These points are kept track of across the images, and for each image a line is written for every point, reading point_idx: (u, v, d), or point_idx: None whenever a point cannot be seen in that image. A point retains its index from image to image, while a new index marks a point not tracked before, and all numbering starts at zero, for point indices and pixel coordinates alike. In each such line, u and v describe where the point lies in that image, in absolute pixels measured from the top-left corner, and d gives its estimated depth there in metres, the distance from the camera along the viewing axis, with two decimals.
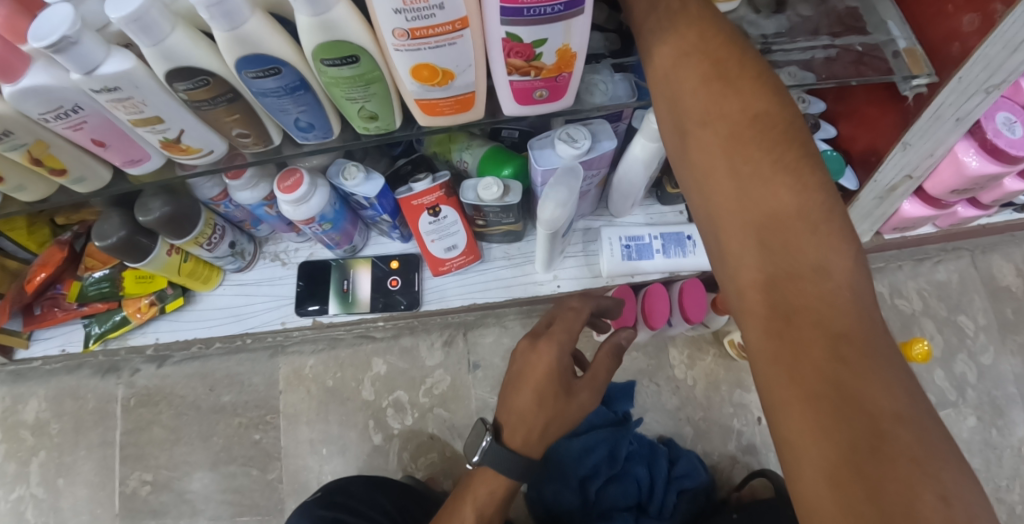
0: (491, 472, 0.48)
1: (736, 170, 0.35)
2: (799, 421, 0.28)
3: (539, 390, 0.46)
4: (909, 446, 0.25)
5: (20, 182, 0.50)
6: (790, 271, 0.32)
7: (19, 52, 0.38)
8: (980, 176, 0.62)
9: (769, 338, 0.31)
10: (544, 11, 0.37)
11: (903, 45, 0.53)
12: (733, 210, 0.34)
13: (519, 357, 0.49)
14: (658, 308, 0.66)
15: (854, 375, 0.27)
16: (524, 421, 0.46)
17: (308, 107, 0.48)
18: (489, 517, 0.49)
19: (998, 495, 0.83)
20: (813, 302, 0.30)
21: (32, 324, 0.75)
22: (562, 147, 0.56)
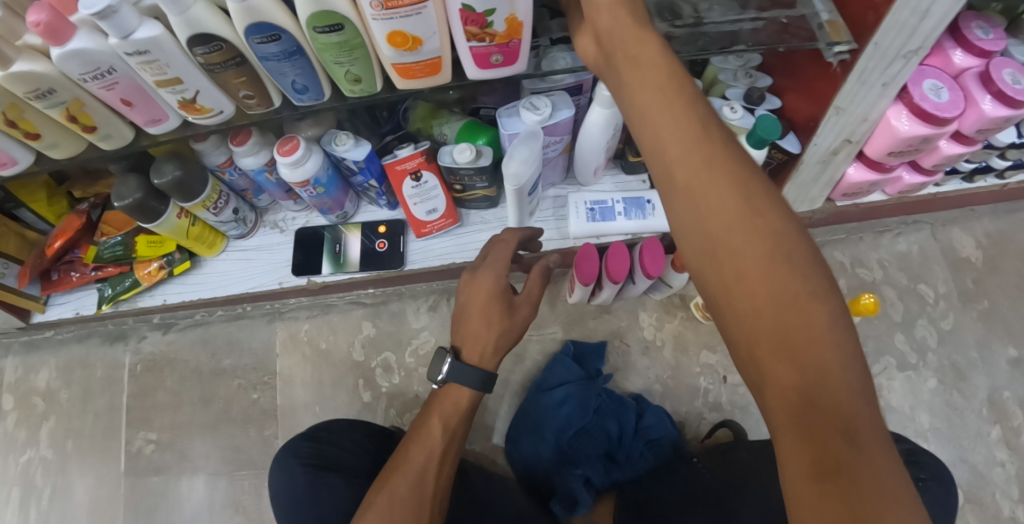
0: (455, 386, 0.54)
1: (736, 247, 0.29)
2: None
3: (484, 313, 0.54)
4: None
5: (55, 140, 0.58)
6: (802, 357, 0.26)
7: (68, 21, 0.46)
8: (912, 138, 0.68)
9: (792, 445, 0.26)
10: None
11: (826, 17, 0.59)
12: (744, 295, 0.28)
13: (463, 290, 0.56)
14: (617, 263, 0.72)
15: (869, 488, 0.23)
16: (477, 337, 0.53)
17: (303, 71, 0.56)
18: (455, 428, 0.54)
19: (960, 454, 0.88)
20: (825, 396, 0.25)
21: (50, 288, 0.82)
22: (526, 114, 0.64)
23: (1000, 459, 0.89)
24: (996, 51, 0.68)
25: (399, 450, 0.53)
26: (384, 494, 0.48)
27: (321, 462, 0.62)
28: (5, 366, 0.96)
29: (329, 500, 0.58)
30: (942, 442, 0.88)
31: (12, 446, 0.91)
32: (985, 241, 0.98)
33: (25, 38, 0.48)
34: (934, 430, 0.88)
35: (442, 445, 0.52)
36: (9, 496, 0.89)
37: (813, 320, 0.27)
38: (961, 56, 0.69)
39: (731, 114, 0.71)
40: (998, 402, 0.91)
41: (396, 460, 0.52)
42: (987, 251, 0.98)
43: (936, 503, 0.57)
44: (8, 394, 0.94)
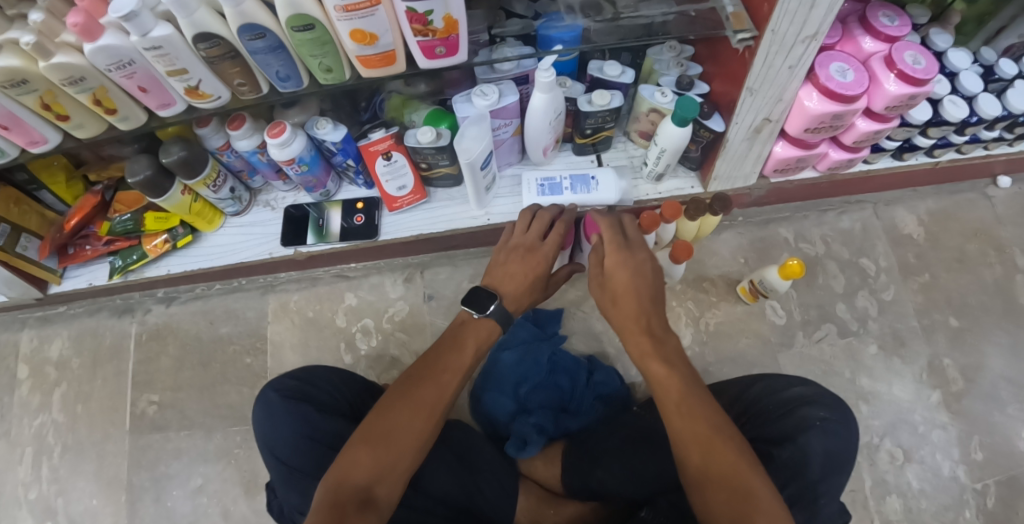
0: (491, 323, 0.67)
1: (676, 392, 0.51)
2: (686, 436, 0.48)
3: (536, 275, 0.71)
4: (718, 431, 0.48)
5: (80, 121, 0.72)
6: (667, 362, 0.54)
7: (98, 23, 0.59)
8: (823, 114, 0.76)
9: (675, 412, 0.50)
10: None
11: (732, 10, 0.68)
12: (679, 419, 0.49)
13: (524, 252, 0.73)
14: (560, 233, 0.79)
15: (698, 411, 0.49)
16: (523, 293, 0.71)
17: (286, 62, 0.67)
18: (482, 353, 0.65)
19: (900, 416, 0.94)
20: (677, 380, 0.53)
21: (67, 261, 0.94)
22: (476, 100, 0.73)
23: (941, 422, 0.94)
24: (898, 36, 0.76)
25: (429, 361, 0.60)
26: (420, 393, 0.56)
27: (297, 394, 0.71)
28: (20, 338, 1.06)
29: (296, 427, 0.68)
30: (883, 404, 0.94)
31: (26, 409, 1.00)
32: (927, 219, 1.06)
33: (63, 37, 0.60)
34: (874, 392, 0.94)
35: (473, 360, 0.63)
36: (23, 455, 0.98)
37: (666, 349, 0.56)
38: (869, 42, 0.78)
39: (662, 98, 0.80)
40: (938, 367, 0.96)
41: (434, 367, 0.60)
42: (928, 228, 1.05)
43: (833, 438, 0.62)
44: (23, 363, 1.04)
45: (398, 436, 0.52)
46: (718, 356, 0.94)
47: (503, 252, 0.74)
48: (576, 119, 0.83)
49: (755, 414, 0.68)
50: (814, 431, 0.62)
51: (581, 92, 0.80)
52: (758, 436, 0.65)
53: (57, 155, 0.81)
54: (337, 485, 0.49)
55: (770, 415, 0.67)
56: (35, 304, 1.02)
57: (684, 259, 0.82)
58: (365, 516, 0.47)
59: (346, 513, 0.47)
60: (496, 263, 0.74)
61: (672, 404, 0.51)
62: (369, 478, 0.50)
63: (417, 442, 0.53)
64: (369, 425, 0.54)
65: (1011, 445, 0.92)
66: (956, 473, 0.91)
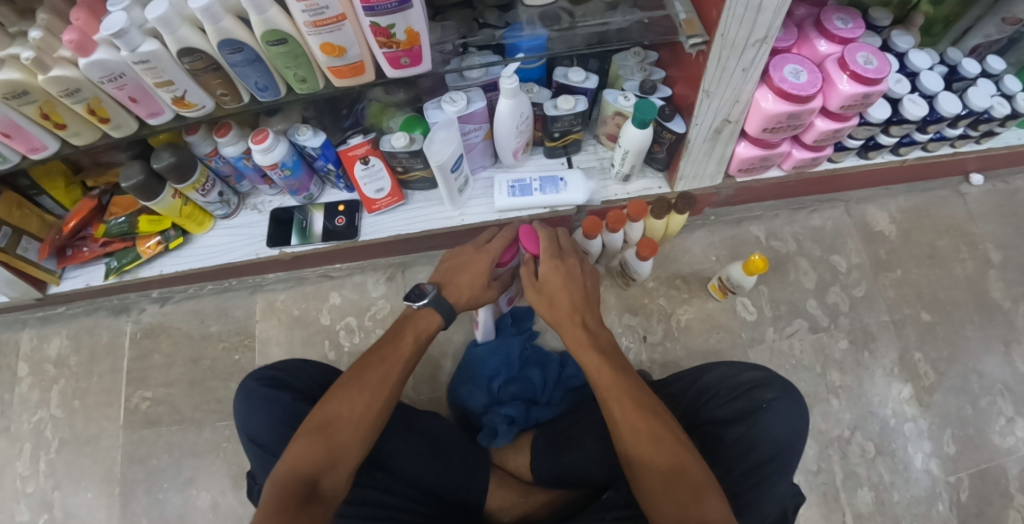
0: (429, 311, 0.71)
1: (625, 397, 0.60)
2: (640, 428, 0.57)
3: (475, 273, 0.74)
4: (665, 421, 0.59)
5: (77, 129, 0.77)
6: (619, 369, 0.64)
7: (91, 39, 0.65)
8: (778, 114, 0.80)
9: (629, 405, 0.60)
10: (386, 7, 0.59)
11: (684, 17, 0.71)
12: (625, 409, 0.59)
13: (466, 253, 0.76)
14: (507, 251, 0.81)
15: (647, 406, 0.60)
16: (461, 287, 0.74)
17: (264, 74, 0.71)
18: (421, 341, 0.69)
19: (870, 409, 0.95)
20: (625, 379, 0.63)
21: (65, 262, 0.99)
22: (445, 106, 0.78)
23: (913, 415, 0.95)
24: (851, 38, 0.79)
25: (369, 355, 0.65)
26: (362, 378, 0.62)
27: (275, 383, 0.75)
28: (22, 337, 1.11)
29: (273, 413, 0.72)
30: (853, 398, 0.96)
31: (26, 406, 1.05)
32: (899, 216, 1.08)
33: (60, 52, 0.66)
34: (843, 386, 0.96)
35: (411, 349, 0.67)
36: (22, 450, 1.02)
37: (611, 356, 0.66)
38: (823, 45, 0.81)
39: (624, 102, 0.84)
40: (909, 362, 0.98)
41: (375, 358, 0.65)
42: (900, 225, 1.07)
43: (781, 419, 0.66)
44: (23, 361, 1.09)
45: (339, 428, 0.57)
46: (689, 351, 0.96)
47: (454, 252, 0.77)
48: (545, 123, 0.87)
49: (709, 395, 0.72)
50: (762, 413, 0.66)
51: (547, 97, 0.84)
52: (708, 419, 0.70)
53: (57, 161, 0.87)
54: (287, 475, 0.53)
55: (724, 398, 0.70)
56: (35, 304, 1.08)
57: (649, 256, 0.85)
58: (311, 509, 0.50)
59: (293, 504, 0.49)
60: (446, 260, 0.78)
61: (620, 411, 0.60)
62: (316, 468, 0.53)
63: (359, 433, 0.57)
64: (316, 417, 0.58)
65: (982, 438, 0.94)
66: (928, 466, 0.92)
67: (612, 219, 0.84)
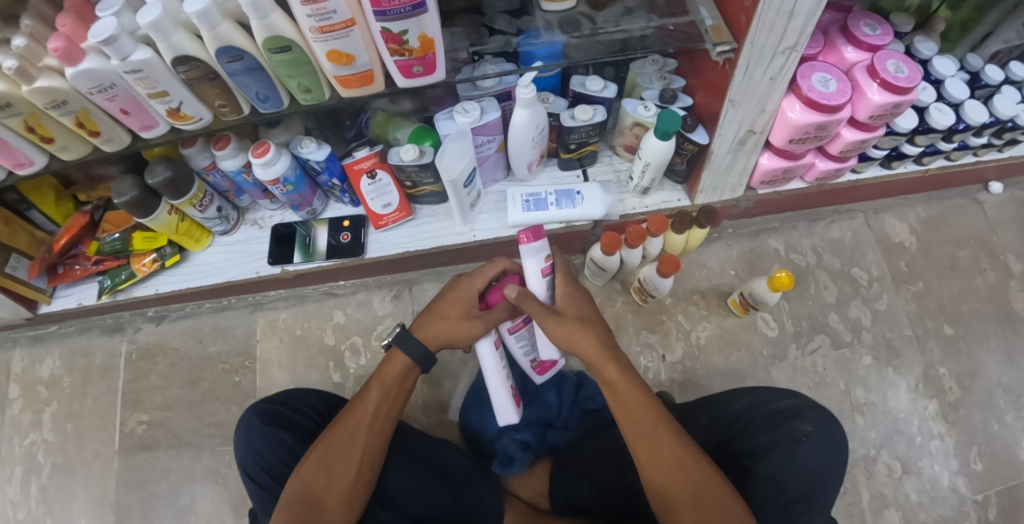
0: (397, 351, 0.67)
1: (657, 446, 0.55)
2: (661, 465, 0.54)
3: (450, 300, 0.68)
4: (689, 449, 0.54)
5: (65, 143, 0.72)
6: (632, 394, 0.59)
7: (79, 47, 0.60)
8: (806, 124, 0.76)
9: (648, 438, 0.56)
10: (399, 10, 0.55)
11: (710, 22, 0.69)
12: (644, 443, 0.56)
13: (449, 286, 0.71)
14: (504, 297, 0.69)
15: (666, 435, 0.55)
16: (432, 321, 0.68)
17: (264, 84, 0.67)
18: (392, 386, 0.65)
19: (896, 427, 0.92)
20: (640, 408, 0.58)
21: (56, 281, 0.94)
22: (458, 117, 0.73)
23: (939, 433, 0.92)
24: (880, 45, 0.76)
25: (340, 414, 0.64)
26: (331, 441, 0.60)
27: (276, 419, 0.71)
28: (11, 357, 1.06)
29: (279, 448, 0.68)
30: (878, 415, 0.93)
31: (16, 429, 1.00)
32: (919, 227, 1.04)
33: (46, 60, 0.61)
34: (868, 404, 0.93)
35: (380, 399, 0.64)
36: (12, 476, 0.97)
37: (625, 378, 0.61)
38: (851, 52, 0.78)
39: (644, 112, 0.80)
40: (933, 377, 0.95)
41: (343, 414, 0.64)
42: (920, 236, 1.04)
43: (817, 453, 0.63)
44: (14, 383, 1.04)
45: (321, 498, 0.56)
46: (707, 370, 0.92)
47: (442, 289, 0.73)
48: (560, 134, 0.83)
49: (742, 424, 0.69)
50: (799, 446, 0.63)
51: (563, 107, 0.80)
52: (739, 450, 0.66)
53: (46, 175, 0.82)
54: None
55: (757, 428, 0.67)
56: (25, 323, 1.02)
57: (671, 273, 0.81)
58: None
59: None
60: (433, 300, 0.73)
61: (659, 478, 0.54)
62: None
63: (342, 500, 0.57)
64: (292, 490, 0.58)
65: (1010, 455, 0.91)
66: (955, 485, 0.89)
67: (632, 235, 0.80)
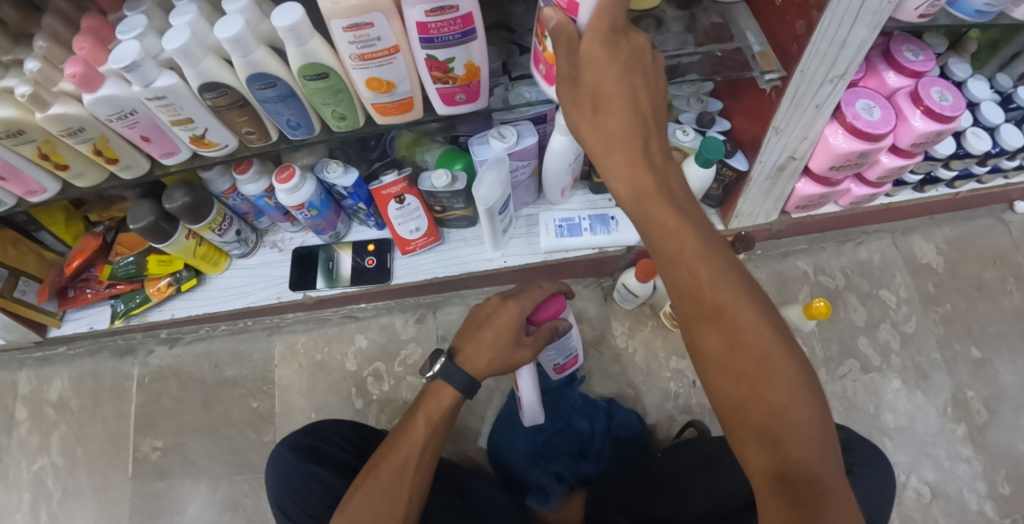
0: (441, 385, 0.64)
1: (733, 349, 0.39)
2: (724, 373, 0.39)
3: (497, 328, 0.63)
4: (769, 351, 0.38)
5: (81, 170, 0.68)
6: (694, 269, 0.41)
7: (97, 72, 0.56)
8: (849, 152, 0.75)
9: (714, 334, 0.40)
10: (447, 38, 0.52)
11: (758, 49, 0.67)
12: (706, 335, 0.40)
13: (489, 306, 0.66)
14: (551, 317, 0.66)
15: (740, 328, 0.39)
16: (481, 350, 0.63)
17: (296, 111, 0.63)
18: (437, 421, 0.62)
19: (925, 451, 0.91)
20: (707, 291, 0.41)
21: (67, 305, 0.91)
22: (494, 142, 0.71)
23: (966, 456, 0.91)
24: (923, 72, 0.74)
25: (384, 446, 0.61)
26: (374, 478, 0.57)
27: (311, 453, 0.69)
28: (19, 378, 1.02)
29: (313, 488, 0.65)
30: (907, 440, 0.91)
31: (25, 453, 0.97)
32: (946, 248, 1.04)
33: (60, 85, 0.57)
34: (897, 428, 0.92)
35: (426, 436, 0.60)
36: (21, 502, 0.94)
37: (688, 246, 0.42)
38: (893, 77, 0.76)
39: (683, 137, 0.78)
40: (961, 401, 0.94)
41: (387, 448, 0.60)
42: (947, 257, 1.03)
43: (871, 483, 0.62)
44: (22, 404, 1.00)
45: None
46: None
47: (479, 306, 0.68)
48: None
49: None
50: (852, 476, 0.62)
51: None
52: None
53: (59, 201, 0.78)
54: None
55: None
56: (33, 345, 0.98)
57: None
58: None
59: None
60: (468, 319, 0.69)
61: (725, 386, 0.39)
62: None
63: None
64: None
65: None
66: (982, 508, 0.88)
67: None
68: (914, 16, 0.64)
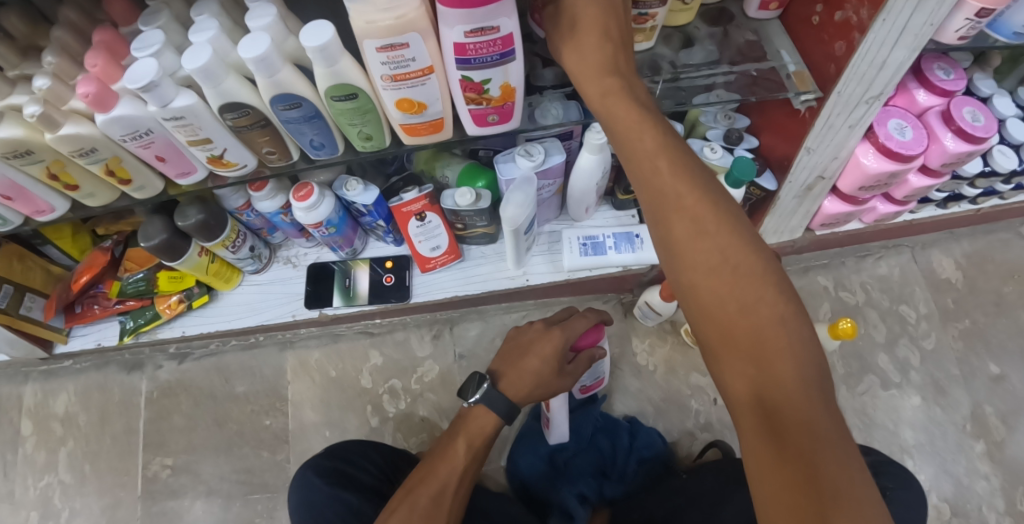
0: (483, 410, 0.64)
1: (710, 259, 0.39)
2: (708, 286, 0.39)
3: (542, 355, 0.64)
4: (749, 262, 0.39)
5: (91, 190, 0.65)
6: (676, 180, 0.41)
7: (111, 90, 0.52)
8: (880, 173, 0.74)
9: (693, 243, 0.40)
10: (485, 59, 0.50)
11: (793, 69, 0.66)
12: (686, 249, 0.40)
13: (534, 332, 0.67)
14: (591, 345, 0.68)
15: (719, 240, 0.39)
16: (525, 377, 0.63)
17: (320, 131, 0.61)
18: (476, 448, 0.62)
19: (944, 469, 0.89)
20: (688, 202, 0.41)
21: (73, 321, 0.88)
22: (521, 160, 0.69)
23: (986, 473, 0.89)
24: (954, 91, 0.73)
25: (422, 467, 0.60)
26: (412, 498, 0.56)
27: (338, 477, 0.67)
28: (24, 392, 0.99)
29: (338, 513, 0.63)
30: (926, 457, 0.90)
31: (31, 469, 0.94)
32: (965, 262, 1.04)
33: (71, 103, 0.53)
34: (916, 445, 0.91)
35: (465, 462, 0.60)
36: (27, 520, 0.91)
37: (668, 157, 0.42)
38: (924, 96, 0.75)
39: (711, 155, 0.76)
40: (979, 417, 0.93)
41: (424, 471, 0.59)
42: (966, 272, 1.03)
43: (904, 508, 0.62)
44: (27, 418, 0.98)
45: None
46: None
47: (519, 330, 0.69)
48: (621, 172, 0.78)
49: None
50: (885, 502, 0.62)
51: None
52: None
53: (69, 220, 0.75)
54: None
55: None
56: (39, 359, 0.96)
57: None
58: None
59: None
60: (507, 342, 0.69)
61: (707, 297, 0.39)
62: None
63: None
64: None
65: None
66: None
67: None
68: (954, 39, 0.63)
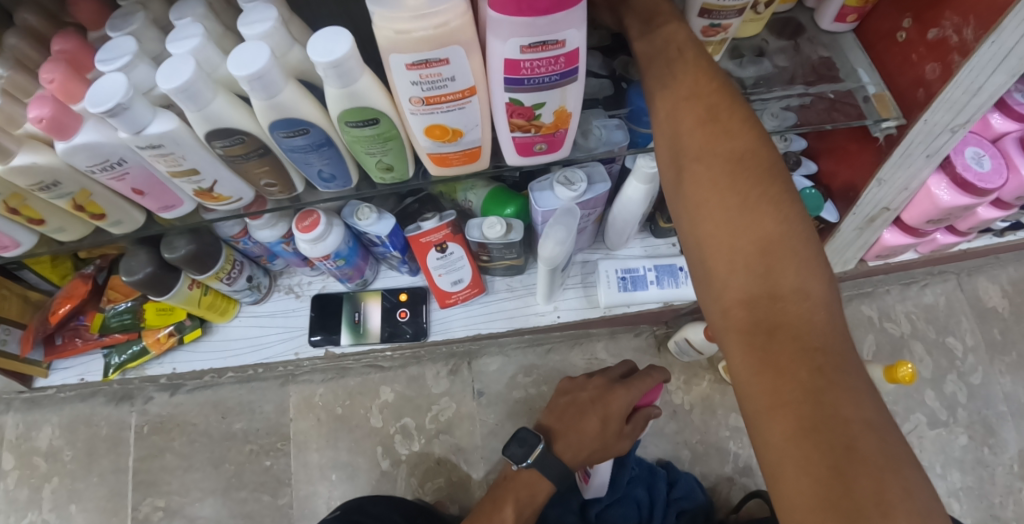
0: (531, 475, 0.61)
1: (733, 204, 0.36)
2: (724, 232, 0.36)
3: (604, 416, 0.61)
4: (780, 217, 0.35)
5: (60, 224, 0.55)
6: (712, 121, 0.39)
7: (72, 112, 0.42)
8: (953, 207, 0.66)
9: (715, 186, 0.37)
10: (542, 80, 0.41)
11: (873, 90, 0.57)
12: (704, 190, 0.38)
13: (597, 391, 0.64)
14: (647, 402, 0.66)
15: (750, 187, 0.36)
16: (583, 439, 0.61)
17: (331, 160, 0.51)
18: (526, 517, 0.60)
19: (992, 512, 0.84)
20: (722, 147, 0.38)
21: (53, 354, 0.79)
22: (560, 190, 0.60)
23: None
24: None
25: None
26: None
27: None
28: (4, 422, 0.90)
29: None
30: (974, 501, 0.85)
31: (11, 509, 0.85)
32: (1012, 290, 0.97)
33: (25, 126, 0.44)
34: (964, 488, 0.85)
35: None
36: None
37: (715, 99, 0.39)
38: (999, 120, 0.68)
39: None
40: None
41: None
42: (1013, 300, 0.96)
43: None
44: (7, 452, 0.88)
45: None
46: None
47: (575, 385, 0.66)
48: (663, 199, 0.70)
49: None
50: None
51: None
52: None
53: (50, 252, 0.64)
54: None
55: None
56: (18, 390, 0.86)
57: None
58: None
59: None
60: (562, 396, 0.66)
61: (721, 240, 0.36)
62: None
63: None
64: None
65: None
66: None
67: None
68: None
